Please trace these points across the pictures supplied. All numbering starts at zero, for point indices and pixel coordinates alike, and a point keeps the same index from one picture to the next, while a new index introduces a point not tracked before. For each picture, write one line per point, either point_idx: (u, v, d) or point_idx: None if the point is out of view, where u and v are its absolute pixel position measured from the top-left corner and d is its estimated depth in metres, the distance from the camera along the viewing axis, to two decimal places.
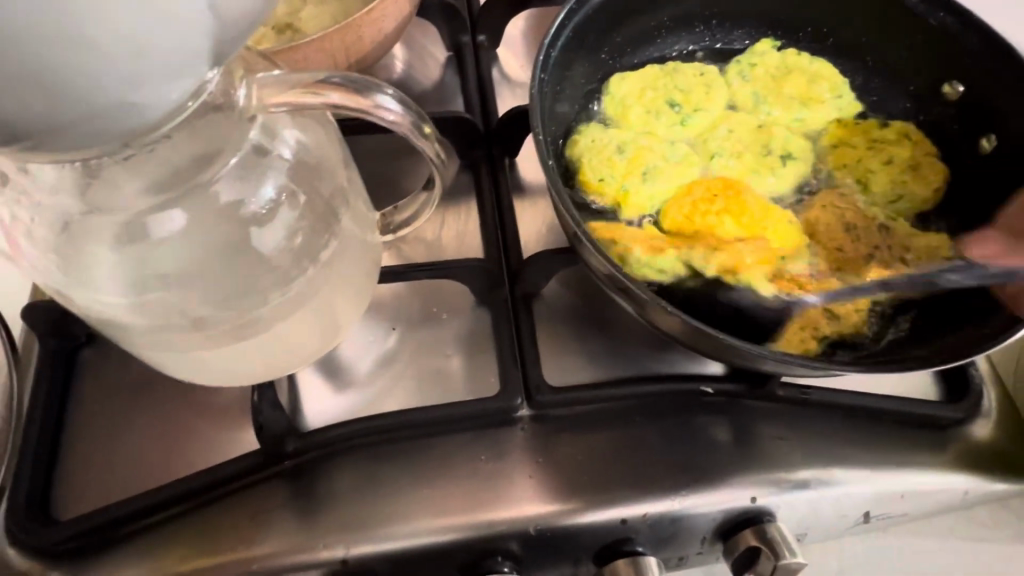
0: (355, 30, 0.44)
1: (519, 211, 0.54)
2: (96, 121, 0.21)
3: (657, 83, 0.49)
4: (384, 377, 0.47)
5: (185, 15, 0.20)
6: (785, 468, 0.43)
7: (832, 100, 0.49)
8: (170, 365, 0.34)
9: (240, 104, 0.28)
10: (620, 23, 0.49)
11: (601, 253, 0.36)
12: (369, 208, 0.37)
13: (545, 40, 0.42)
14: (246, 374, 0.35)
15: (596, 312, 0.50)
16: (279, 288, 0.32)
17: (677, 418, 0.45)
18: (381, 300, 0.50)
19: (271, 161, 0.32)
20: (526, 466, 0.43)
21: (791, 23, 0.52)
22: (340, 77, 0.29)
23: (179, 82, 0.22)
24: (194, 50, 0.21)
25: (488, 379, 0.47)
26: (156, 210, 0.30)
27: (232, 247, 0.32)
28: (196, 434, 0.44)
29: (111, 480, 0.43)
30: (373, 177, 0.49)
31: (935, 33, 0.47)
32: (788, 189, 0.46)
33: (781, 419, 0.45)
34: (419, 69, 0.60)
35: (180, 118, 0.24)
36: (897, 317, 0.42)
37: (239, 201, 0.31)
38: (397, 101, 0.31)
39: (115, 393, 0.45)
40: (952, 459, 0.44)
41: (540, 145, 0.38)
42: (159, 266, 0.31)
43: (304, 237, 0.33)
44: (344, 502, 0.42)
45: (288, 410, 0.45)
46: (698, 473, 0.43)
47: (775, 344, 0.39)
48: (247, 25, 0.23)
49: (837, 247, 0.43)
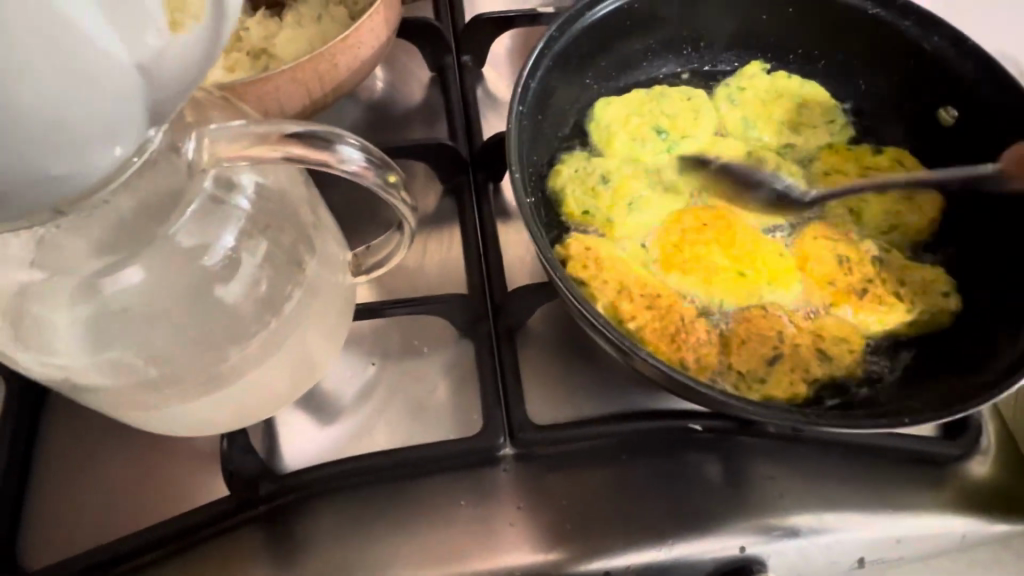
0: (329, 59, 0.43)
1: (503, 238, 0.52)
2: (24, 195, 0.19)
3: (644, 108, 0.48)
4: (362, 415, 0.46)
5: (114, 80, 0.19)
6: (776, 513, 0.42)
7: (824, 124, 0.48)
8: (131, 417, 0.33)
9: (189, 158, 0.26)
10: (604, 47, 0.48)
11: (577, 295, 0.35)
12: (341, 247, 0.35)
13: (524, 71, 0.40)
14: (209, 424, 0.34)
15: (582, 343, 0.48)
16: (237, 344, 0.31)
17: (666, 455, 0.43)
18: (361, 332, 0.49)
19: (227, 212, 0.30)
20: (509, 511, 0.42)
21: (782, 45, 0.51)
22: (300, 127, 0.28)
23: (116, 148, 0.20)
24: (128, 114, 0.20)
25: (471, 416, 0.45)
26: (110, 268, 0.28)
27: (192, 298, 0.30)
28: (167, 478, 0.42)
29: (78, 528, 0.41)
30: (351, 207, 0.47)
31: (927, 58, 0.45)
32: (779, 219, 0.44)
33: (774, 457, 0.43)
34: (402, 90, 0.59)
35: (124, 176, 0.22)
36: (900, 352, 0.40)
37: (199, 251, 0.30)
38: (361, 150, 0.30)
39: (83, 434, 0.44)
40: (949, 498, 0.42)
41: (517, 184, 0.37)
42: (114, 323, 0.29)
43: (268, 285, 0.31)
44: (320, 550, 0.41)
45: (264, 452, 0.44)
46: (687, 517, 0.41)
47: (762, 386, 0.37)
48: (189, 82, 0.22)
49: (831, 282, 0.41)
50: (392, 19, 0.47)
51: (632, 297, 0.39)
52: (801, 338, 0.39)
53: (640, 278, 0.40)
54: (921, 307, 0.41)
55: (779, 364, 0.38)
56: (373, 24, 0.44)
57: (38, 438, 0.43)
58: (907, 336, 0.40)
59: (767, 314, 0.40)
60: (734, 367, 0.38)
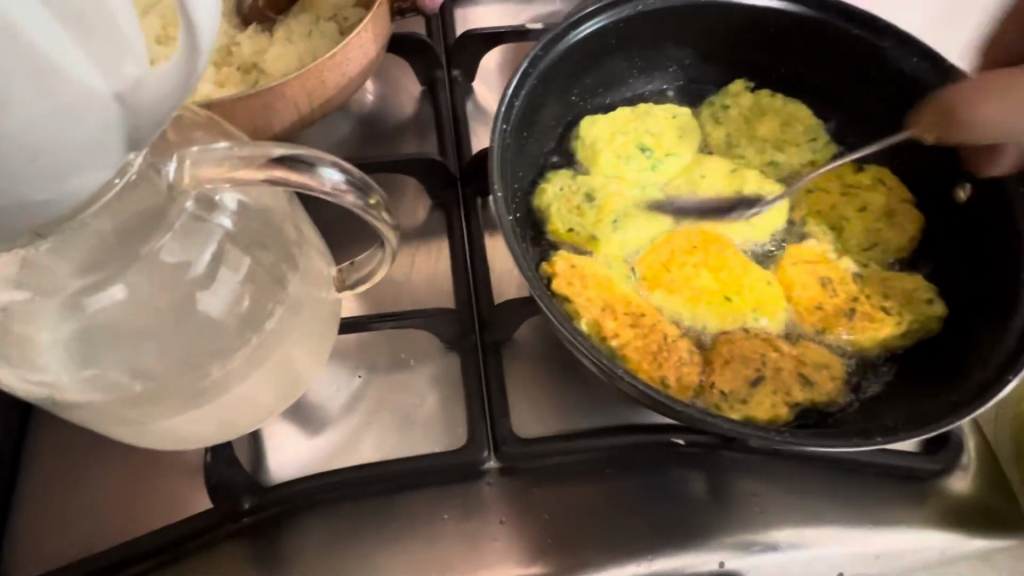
0: (317, 76, 0.43)
1: (491, 251, 0.52)
2: (7, 220, 0.20)
3: (629, 126, 0.48)
4: (348, 429, 0.46)
5: (94, 114, 0.19)
6: (757, 528, 0.42)
7: (806, 143, 0.49)
8: (117, 432, 0.33)
9: (171, 179, 0.27)
10: (590, 66, 0.48)
11: (556, 309, 0.36)
12: (325, 264, 0.35)
13: (507, 90, 0.41)
14: (193, 437, 0.34)
15: (568, 357, 0.48)
16: (218, 360, 0.31)
17: (649, 470, 0.44)
18: (348, 345, 0.49)
19: (209, 230, 0.31)
20: (493, 526, 0.42)
21: (767, 63, 0.51)
22: (283, 149, 0.28)
23: (96, 174, 0.21)
24: (108, 143, 0.20)
25: (457, 430, 0.46)
26: (93, 288, 0.29)
27: (175, 315, 0.31)
28: (152, 490, 0.42)
29: (62, 540, 0.41)
30: (340, 221, 0.48)
31: (907, 79, 0.45)
32: (764, 239, 0.45)
33: (756, 472, 0.44)
34: (393, 104, 0.59)
35: (105, 196, 0.23)
36: (882, 365, 0.41)
37: (184, 267, 0.30)
38: (342, 171, 0.30)
39: (70, 445, 0.44)
40: (930, 514, 0.43)
41: (499, 203, 0.37)
42: (98, 339, 0.30)
43: (251, 301, 0.32)
44: (304, 563, 0.41)
45: (250, 465, 0.44)
46: (668, 534, 0.42)
47: (743, 407, 0.37)
48: (170, 109, 0.22)
49: (816, 305, 0.42)
50: (381, 35, 0.47)
51: (614, 315, 0.39)
52: (784, 362, 0.39)
53: (623, 298, 0.40)
54: (910, 320, 0.41)
55: (762, 386, 0.38)
56: (362, 41, 0.45)
57: (26, 449, 0.44)
58: (899, 345, 0.41)
59: (751, 337, 0.40)
60: (716, 387, 0.38)
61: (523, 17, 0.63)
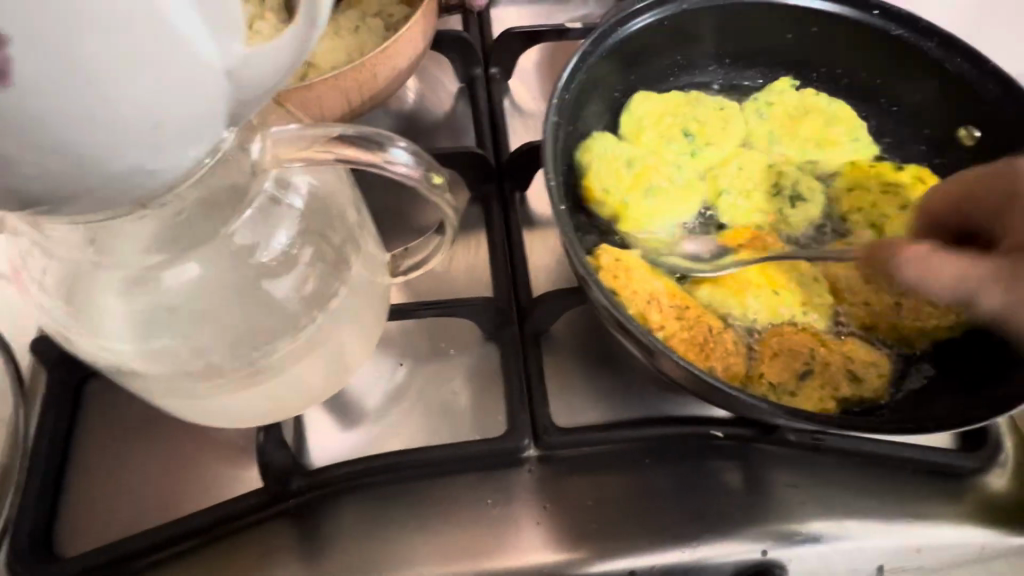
0: (370, 69, 0.44)
1: (529, 245, 0.53)
2: (112, 186, 0.21)
3: (679, 110, 0.50)
4: (390, 415, 0.47)
5: (203, 85, 0.21)
6: (796, 520, 0.42)
7: (849, 142, 0.49)
8: (178, 407, 0.34)
9: (254, 158, 0.28)
10: (634, 63, 0.50)
11: (606, 294, 0.37)
12: (380, 249, 0.37)
13: (559, 83, 0.42)
14: (252, 416, 0.35)
15: (605, 349, 0.49)
16: (286, 336, 0.32)
17: (687, 461, 0.44)
18: (389, 334, 0.50)
19: (282, 212, 0.32)
20: (533, 513, 0.43)
21: (805, 63, 0.52)
22: (352, 131, 0.29)
23: (195, 147, 0.22)
24: (210, 116, 0.22)
25: (496, 419, 0.46)
26: (173, 263, 0.30)
27: (244, 292, 0.32)
28: (201, 469, 0.43)
29: (114, 516, 0.42)
30: (384, 212, 0.49)
31: (951, 78, 0.47)
32: (801, 230, 0.46)
33: (793, 465, 0.44)
34: (431, 100, 0.61)
35: (196, 173, 0.24)
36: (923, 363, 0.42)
37: (255, 247, 0.32)
38: (410, 154, 0.31)
39: (120, 425, 0.45)
40: (968, 511, 0.43)
41: (552, 191, 0.38)
42: (171, 314, 0.31)
43: (315, 283, 0.33)
44: (348, 543, 0.42)
45: (293, 447, 0.45)
46: (708, 523, 0.42)
47: (790, 399, 0.38)
48: (268, 91, 0.23)
49: (863, 303, 0.42)
50: (428, 31, 0.48)
51: (660, 308, 0.40)
52: (832, 357, 0.39)
53: (668, 293, 0.41)
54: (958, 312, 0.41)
55: (809, 380, 0.39)
56: (412, 35, 0.46)
57: (77, 427, 0.45)
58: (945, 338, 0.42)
59: (798, 331, 0.41)
60: (765, 378, 0.39)
61: (560, 16, 0.64)
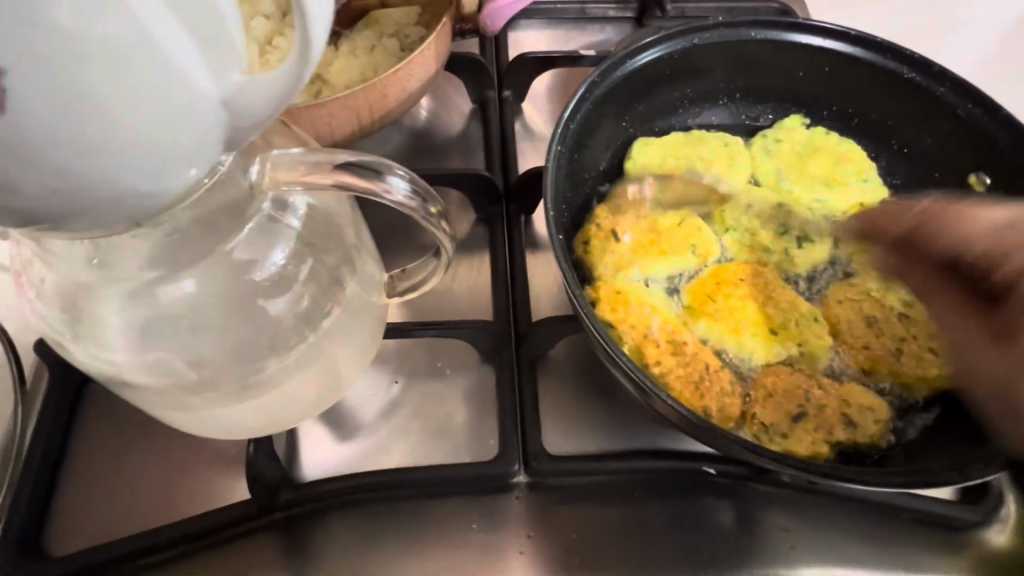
0: (380, 90, 0.45)
1: (531, 268, 0.53)
2: (109, 207, 0.22)
3: (681, 152, 0.49)
4: (381, 432, 0.47)
5: (201, 112, 0.21)
6: (786, 564, 0.42)
7: (858, 182, 0.49)
8: (167, 417, 0.34)
9: (252, 180, 0.29)
10: (644, 93, 0.50)
11: (597, 324, 0.37)
12: (377, 269, 0.37)
13: (564, 112, 0.42)
14: (240, 430, 0.35)
15: (601, 377, 0.49)
16: (277, 354, 0.32)
17: (679, 496, 0.44)
18: (387, 352, 0.50)
19: (280, 231, 0.32)
20: (519, 540, 0.43)
21: (816, 101, 0.52)
22: (353, 157, 0.30)
23: (192, 171, 0.23)
24: (207, 142, 0.22)
25: (487, 442, 0.46)
26: (168, 279, 0.31)
27: (240, 306, 0.32)
28: (192, 478, 0.44)
29: (104, 520, 0.42)
30: (389, 231, 0.49)
31: (962, 124, 0.46)
32: (804, 270, 0.46)
33: (786, 507, 0.43)
34: (444, 119, 0.61)
35: (195, 192, 0.25)
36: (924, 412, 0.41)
37: (253, 263, 0.32)
38: (407, 181, 0.31)
39: (117, 430, 0.45)
40: (964, 565, 0.42)
41: (551, 222, 0.38)
42: (166, 328, 0.31)
43: (310, 300, 0.33)
44: (332, 560, 0.42)
45: (284, 459, 0.45)
46: (695, 562, 0.42)
47: (782, 441, 0.37)
48: (266, 120, 0.24)
49: (864, 346, 0.42)
50: (442, 53, 0.49)
51: (658, 344, 0.40)
52: (829, 400, 0.39)
53: (664, 324, 0.41)
54: None
55: (802, 424, 0.38)
56: (424, 58, 0.47)
57: (74, 430, 0.45)
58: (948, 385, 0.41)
59: (795, 372, 0.40)
60: (758, 418, 0.38)
61: (576, 42, 0.65)
